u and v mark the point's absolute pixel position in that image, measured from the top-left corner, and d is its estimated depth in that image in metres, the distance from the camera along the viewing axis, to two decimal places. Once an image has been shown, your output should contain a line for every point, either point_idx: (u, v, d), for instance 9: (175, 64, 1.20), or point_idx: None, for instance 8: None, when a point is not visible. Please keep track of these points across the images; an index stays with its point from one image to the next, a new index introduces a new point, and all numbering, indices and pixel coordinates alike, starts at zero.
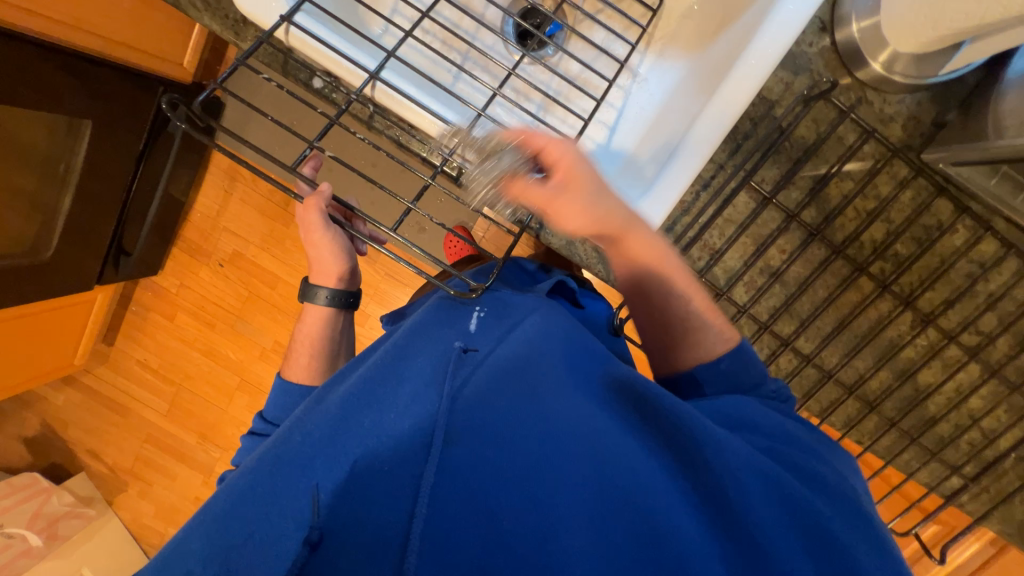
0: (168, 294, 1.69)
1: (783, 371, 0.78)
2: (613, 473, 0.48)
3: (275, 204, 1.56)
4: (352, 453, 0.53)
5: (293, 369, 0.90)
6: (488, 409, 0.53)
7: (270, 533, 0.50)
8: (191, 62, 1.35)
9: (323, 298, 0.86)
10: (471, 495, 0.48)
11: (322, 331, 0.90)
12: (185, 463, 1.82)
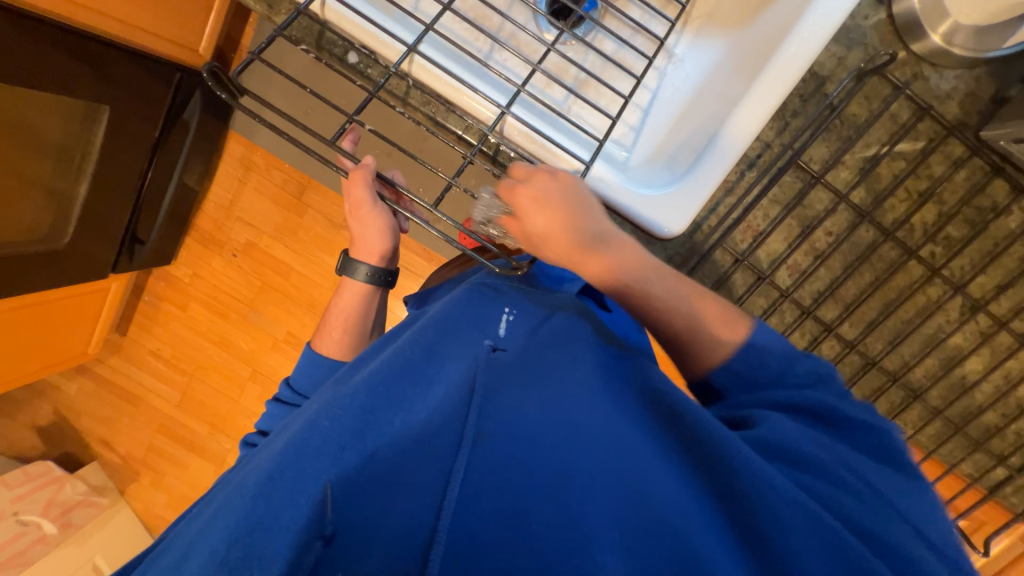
0: (181, 284, 1.69)
1: (829, 357, 0.80)
2: (655, 483, 0.43)
3: (289, 194, 1.55)
4: (361, 449, 0.48)
5: (326, 341, 0.90)
6: (520, 408, 0.49)
7: (275, 523, 0.45)
8: (207, 50, 1.33)
9: (362, 273, 0.85)
10: (499, 496, 0.43)
11: (358, 306, 0.89)
12: (196, 453, 1.82)
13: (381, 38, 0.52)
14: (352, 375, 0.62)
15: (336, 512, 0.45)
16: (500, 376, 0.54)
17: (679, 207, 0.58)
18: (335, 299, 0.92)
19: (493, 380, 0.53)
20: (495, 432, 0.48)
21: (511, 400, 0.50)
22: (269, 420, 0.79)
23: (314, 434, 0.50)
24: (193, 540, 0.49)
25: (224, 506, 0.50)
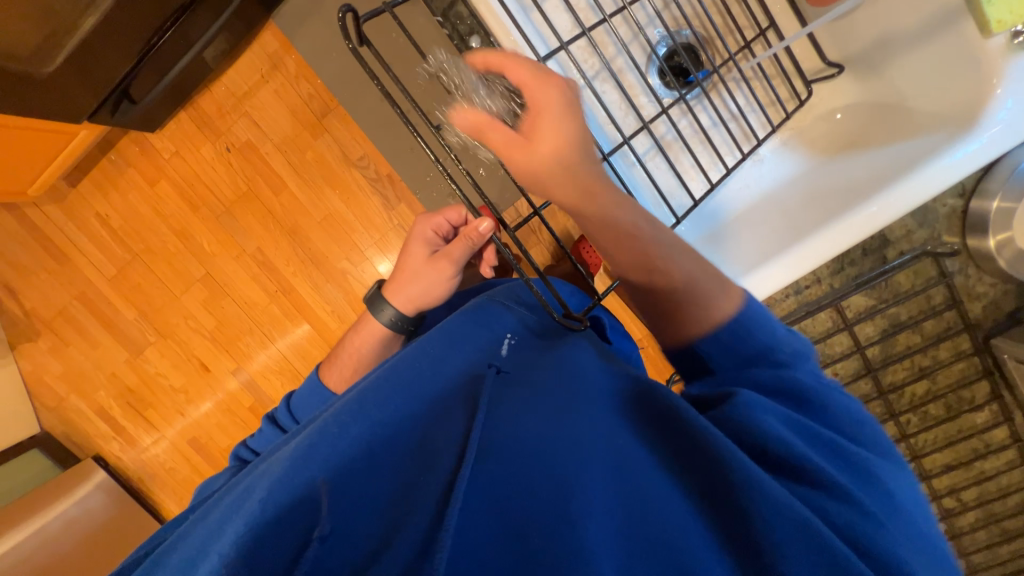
0: (156, 158, 1.53)
1: None
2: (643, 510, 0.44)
3: (309, 111, 1.44)
4: (373, 446, 0.49)
5: (335, 374, 0.87)
6: (522, 426, 0.49)
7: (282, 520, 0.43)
8: None
9: (387, 314, 0.83)
10: (500, 501, 0.43)
11: (377, 345, 0.85)
12: (112, 335, 1.69)
13: (513, 40, 0.56)
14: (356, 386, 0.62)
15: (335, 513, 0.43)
16: (499, 396, 0.53)
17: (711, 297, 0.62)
18: (351, 335, 0.89)
19: (492, 396, 0.53)
20: (499, 447, 0.47)
21: (509, 418, 0.50)
22: (260, 437, 0.82)
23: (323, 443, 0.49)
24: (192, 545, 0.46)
25: (227, 513, 0.47)
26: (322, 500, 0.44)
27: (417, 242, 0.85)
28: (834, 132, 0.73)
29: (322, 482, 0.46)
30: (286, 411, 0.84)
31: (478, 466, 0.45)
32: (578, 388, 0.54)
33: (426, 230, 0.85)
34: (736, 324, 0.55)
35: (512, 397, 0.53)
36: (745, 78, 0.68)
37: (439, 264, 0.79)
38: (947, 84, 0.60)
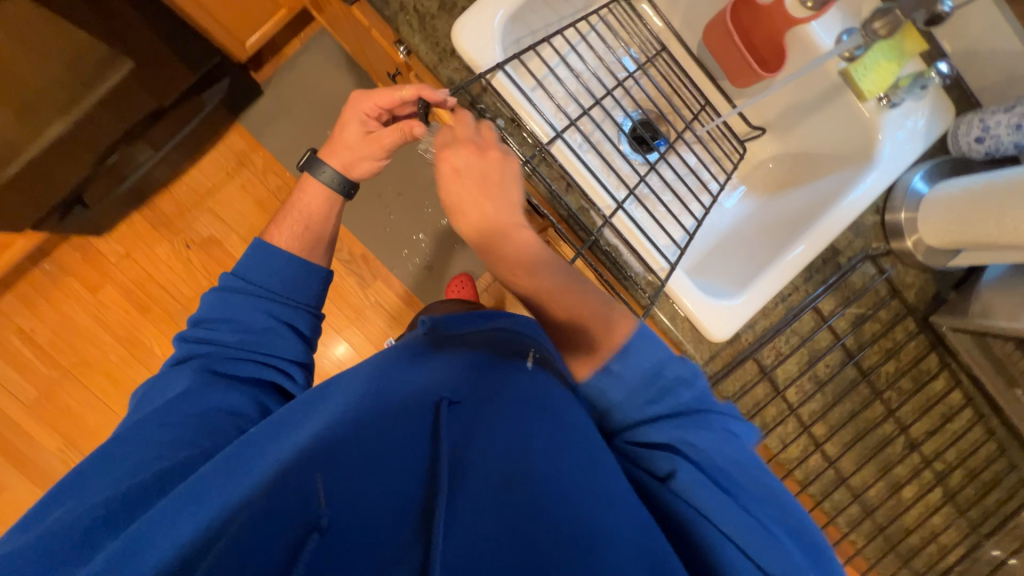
0: (100, 263, 1.43)
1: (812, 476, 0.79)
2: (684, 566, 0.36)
3: (278, 201, 1.47)
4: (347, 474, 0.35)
5: (281, 231, 0.69)
6: (547, 462, 0.38)
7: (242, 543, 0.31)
8: (254, 45, 1.30)
9: (324, 175, 0.69)
10: (518, 521, 0.34)
11: (328, 214, 0.71)
12: (27, 471, 1.42)
13: (532, 116, 0.62)
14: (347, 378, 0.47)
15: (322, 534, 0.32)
16: (513, 419, 0.41)
17: (725, 317, 0.67)
18: (295, 195, 0.71)
19: (505, 419, 0.41)
20: (527, 481, 0.37)
21: (531, 448, 0.39)
22: (213, 307, 0.61)
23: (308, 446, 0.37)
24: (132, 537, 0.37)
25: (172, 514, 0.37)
26: (316, 491, 0.33)
27: (355, 121, 0.65)
28: (774, 174, 0.89)
29: (311, 489, 0.34)
30: (240, 278, 0.63)
31: (493, 509, 0.35)
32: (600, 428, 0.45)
33: (367, 107, 0.63)
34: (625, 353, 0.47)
35: (533, 423, 0.41)
36: (694, 142, 0.85)
37: (378, 146, 0.65)
38: (849, 133, 0.76)
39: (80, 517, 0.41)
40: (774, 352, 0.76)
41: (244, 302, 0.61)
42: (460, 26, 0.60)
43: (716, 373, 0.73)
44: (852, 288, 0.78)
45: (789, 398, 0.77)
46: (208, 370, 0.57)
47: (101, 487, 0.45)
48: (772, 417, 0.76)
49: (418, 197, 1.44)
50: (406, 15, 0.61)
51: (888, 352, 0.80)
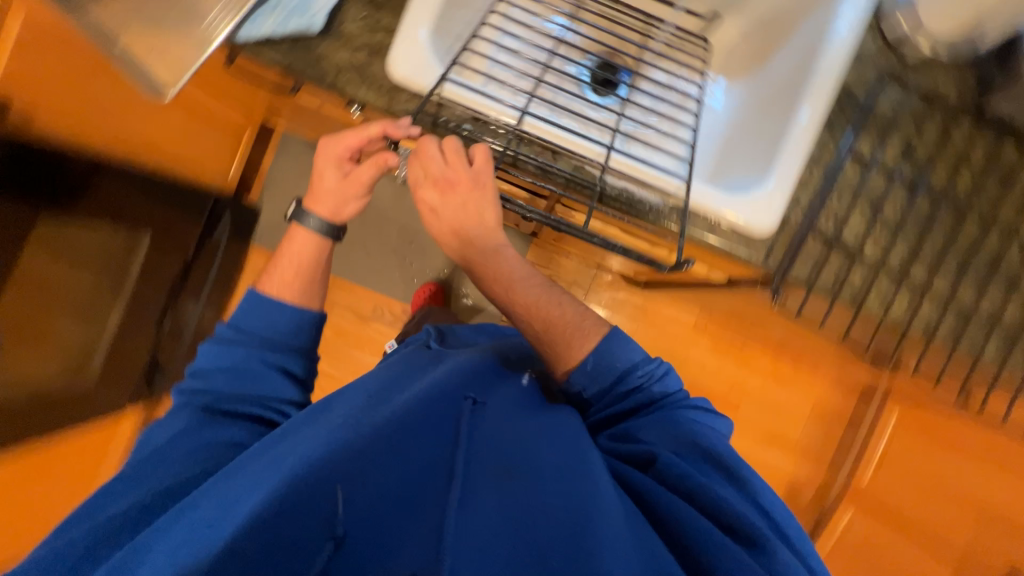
0: None
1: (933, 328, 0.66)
2: (608, 511, 0.49)
3: None
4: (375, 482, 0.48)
5: (272, 283, 0.69)
6: (530, 455, 0.53)
7: (291, 533, 0.44)
8: (235, 175, 1.38)
9: (312, 224, 0.69)
10: (513, 515, 0.47)
11: (322, 262, 0.71)
12: None
13: (493, 108, 0.62)
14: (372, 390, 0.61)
15: (353, 518, 0.46)
16: (513, 437, 0.55)
17: (764, 207, 0.63)
18: (284, 246, 0.71)
19: (499, 431, 0.56)
20: (516, 470, 0.51)
21: (526, 450, 0.54)
22: (211, 356, 0.65)
23: (349, 444, 0.50)
24: (162, 528, 0.48)
25: (220, 490, 0.50)
26: (338, 503, 0.46)
27: (329, 164, 0.66)
28: (748, 47, 0.84)
29: (343, 489, 0.47)
30: (235, 327, 0.67)
31: (490, 492, 0.49)
32: (574, 429, 0.60)
33: (340, 152, 0.65)
34: (597, 355, 0.63)
35: (528, 436, 0.56)
36: (656, 58, 0.82)
37: (358, 185, 0.67)
38: None
39: (106, 522, 0.52)
40: (829, 215, 0.66)
41: (238, 351, 0.65)
42: (393, 61, 0.60)
43: (779, 261, 0.64)
44: (879, 121, 0.70)
45: (870, 255, 0.66)
46: (204, 407, 0.62)
47: (123, 491, 0.55)
48: (859, 286, 0.65)
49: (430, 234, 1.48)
50: (344, 76, 0.61)
51: (952, 167, 0.70)
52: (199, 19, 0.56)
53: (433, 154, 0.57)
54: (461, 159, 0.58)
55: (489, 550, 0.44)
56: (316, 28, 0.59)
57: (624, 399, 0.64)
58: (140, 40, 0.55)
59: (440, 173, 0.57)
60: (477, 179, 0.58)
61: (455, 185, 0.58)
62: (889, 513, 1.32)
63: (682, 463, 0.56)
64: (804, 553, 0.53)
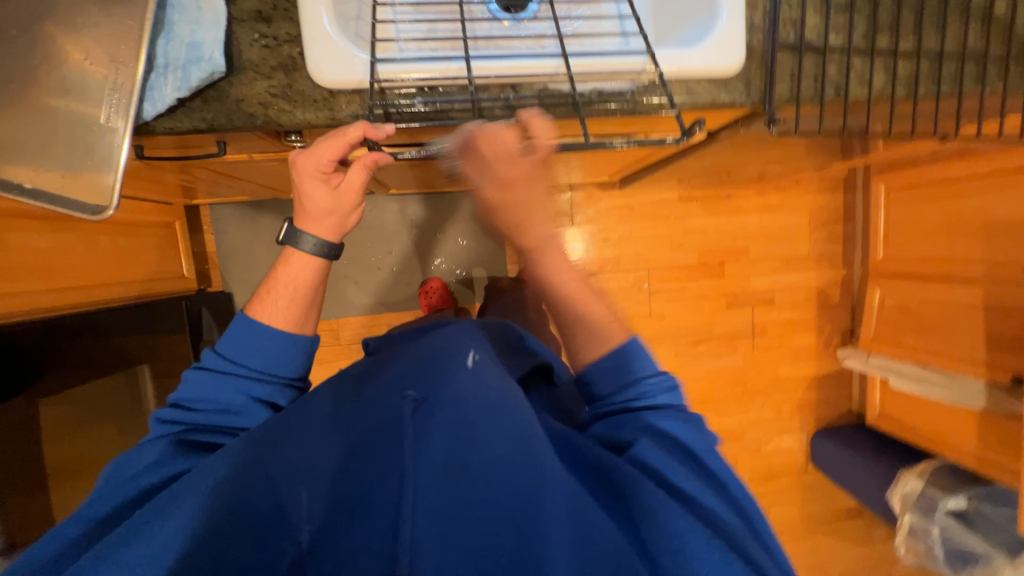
0: None
1: (929, 80, 0.65)
2: (558, 496, 0.50)
3: (327, 347, 1.46)
4: (342, 501, 0.52)
5: (266, 309, 0.62)
6: (477, 451, 0.53)
7: (246, 532, 0.48)
8: (189, 271, 1.29)
9: (309, 245, 0.61)
10: (459, 508, 0.50)
11: (320, 285, 0.64)
12: None
13: (435, 71, 0.58)
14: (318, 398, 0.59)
15: (313, 526, 0.50)
16: (454, 415, 0.55)
17: (732, 44, 0.61)
18: (278, 269, 0.63)
19: (449, 420, 0.55)
20: (464, 468, 0.52)
21: (472, 441, 0.53)
22: (196, 387, 0.60)
23: (290, 455, 0.53)
24: (121, 539, 0.47)
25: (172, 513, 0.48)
26: (293, 515, 0.50)
27: (319, 181, 0.58)
28: None
29: (297, 499, 0.51)
30: (223, 356, 0.61)
31: (438, 492, 0.51)
32: (530, 405, 0.57)
33: (317, 163, 0.56)
34: (614, 355, 0.60)
35: (469, 414, 0.55)
36: None
37: (351, 195, 0.60)
38: None
39: (67, 549, 0.51)
40: (789, 24, 0.63)
41: (229, 383, 0.60)
42: (315, 68, 0.55)
43: (761, 89, 0.64)
44: None
45: (837, 45, 0.64)
46: (175, 444, 0.58)
47: (76, 517, 0.53)
48: (840, 79, 0.64)
49: (404, 234, 1.44)
50: (275, 108, 0.56)
51: None
52: (95, 132, 0.54)
53: (491, 150, 0.53)
54: (513, 151, 0.54)
55: (451, 556, 0.48)
56: (222, 70, 0.53)
57: (619, 388, 0.60)
58: (49, 178, 0.54)
59: (495, 170, 0.54)
60: (528, 168, 0.55)
61: (512, 179, 0.56)
62: (905, 273, 1.45)
63: (666, 456, 0.53)
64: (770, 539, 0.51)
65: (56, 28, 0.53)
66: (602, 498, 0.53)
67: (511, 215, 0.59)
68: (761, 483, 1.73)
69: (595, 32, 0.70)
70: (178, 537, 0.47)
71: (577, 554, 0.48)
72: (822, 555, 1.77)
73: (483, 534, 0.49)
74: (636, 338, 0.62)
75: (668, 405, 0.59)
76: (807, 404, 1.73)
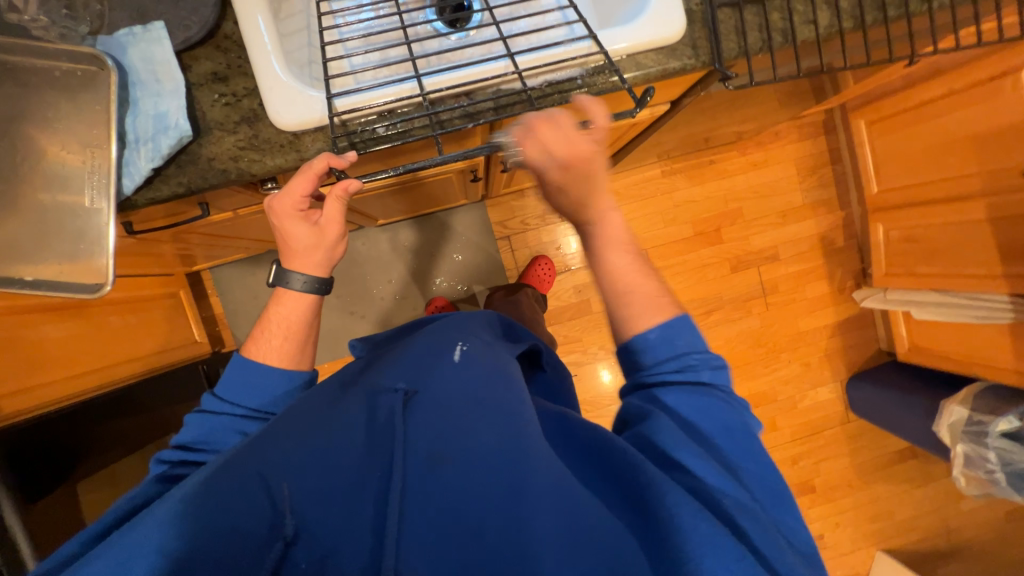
0: None
1: (874, 5, 0.65)
2: (543, 482, 0.48)
3: None
4: (331, 491, 0.50)
5: (259, 350, 0.64)
6: (461, 439, 0.53)
7: (231, 527, 0.46)
8: (200, 334, 1.32)
9: (298, 282, 0.63)
10: (452, 489, 0.50)
11: (311, 321, 0.66)
12: None
13: (388, 94, 0.59)
14: (309, 404, 0.59)
15: (300, 516, 0.48)
16: (441, 403, 0.57)
17: (670, 11, 0.62)
18: (271, 308, 0.66)
19: (437, 411, 0.56)
20: (450, 455, 0.52)
21: (456, 430, 0.54)
22: (195, 430, 0.61)
23: (281, 451, 0.52)
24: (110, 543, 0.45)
25: (151, 515, 0.46)
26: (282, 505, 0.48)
27: (297, 217, 0.61)
28: None
29: (283, 492, 0.49)
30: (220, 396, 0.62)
31: (421, 477, 0.51)
32: (516, 392, 0.59)
33: (292, 200, 0.59)
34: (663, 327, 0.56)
35: (454, 406, 0.57)
36: None
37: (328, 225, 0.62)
38: None
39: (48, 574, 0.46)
40: None
41: (226, 423, 0.61)
42: (275, 114, 0.57)
43: (709, 49, 0.64)
44: None
45: None
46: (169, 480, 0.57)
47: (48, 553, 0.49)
48: (785, 25, 0.64)
49: (400, 261, 1.47)
50: (246, 160, 0.58)
51: None
52: (83, 216, 0.57)
53: (551, 138, 0.54)
54: (579, 135, 0.55)
55: (432, 543, 0.47)
56: (190, 134, 0.55)
57: (666, 359, 0.56)
58: (48, 268, 0.57)
59: (560, 152, 0.54)
60: (591, 148, 0.55)
61: (575, 158, 0.55)
62: (903, 203, 1.43)
63: (677, 434, 0.50)
64: (770, 512, 0.49)
65: (29, 125, 0.55)
66: (588, 483, 0.51)
67: (575, 196, 0.57)
68: (804, 440, 1.69)
69: (538, 27, 0.72)
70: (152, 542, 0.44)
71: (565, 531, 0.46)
72: (883, 503, 1.71)
73: (478, 515, 0.48)
74: (687, 314, 0.58)
75: (710, 380, 0.55)
76: (834, 353, 1.69)
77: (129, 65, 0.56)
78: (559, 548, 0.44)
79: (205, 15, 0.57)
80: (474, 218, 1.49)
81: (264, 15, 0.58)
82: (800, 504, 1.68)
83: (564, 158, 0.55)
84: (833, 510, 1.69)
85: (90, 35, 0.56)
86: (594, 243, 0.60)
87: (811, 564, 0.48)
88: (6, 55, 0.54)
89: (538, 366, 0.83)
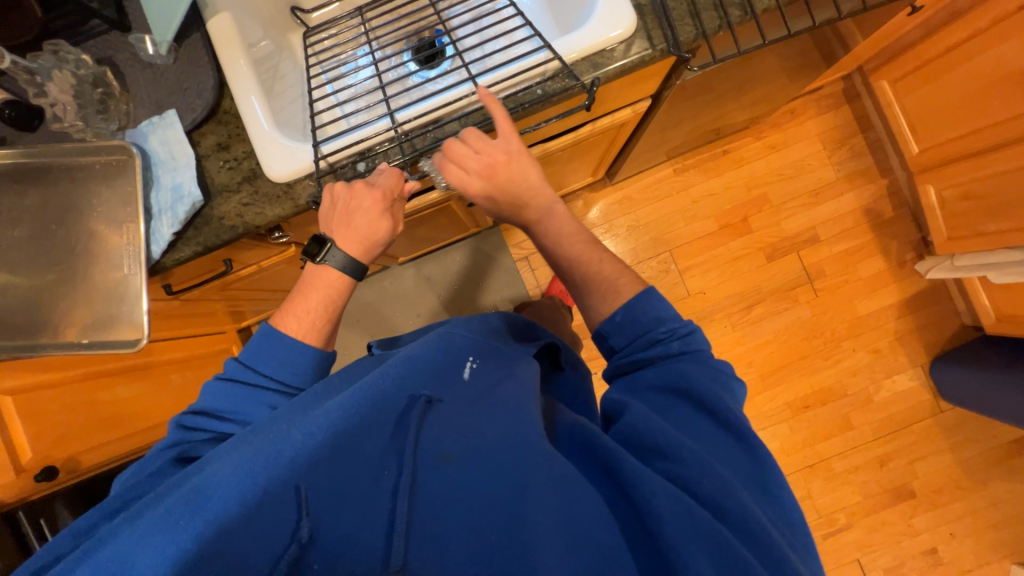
0: None
1: None
2: (548, 480, 0.46)
3: None
4: (342, 491, 0.46)
5: (291, 319, 0.62)
6: (475, 437, 0.50)
7: (239, 523, 0.43)
8: None
9: (335, 257, 0.60)
10: (463, 491, 0.46)
11: (345, 301, 0.64)
12: None
13: (367, 132, 0.64)
14: (314, 394, 0.57)
15: (314, 517, 0.44)
16: (457, 407, 0.54)
17: (618, 13, 0.64)
18: (298, 296, 0.63)
19: (454, 413, 0.53)
20: (460, 454, 0.48)
21: (469, 431, 0.51)
22: (219, 397, 0.58)
23: (294, 449, 0.48)
24: (125, 524, 0.46)
25: (163, 508, 0.45)
26: (292, 501, 0.44)
27: (365, 197, 0.59)
28: None
29: (302, 487, 0.45)
30: (211, 393, 0.58)
31: (432, 478, 0.47)
32: (523, 398, 0.56)
33: (348, 200, 0.60)
34: (624, 306, 0.58)
35: (469, 411, 0.53)
36: None
37: (382, 222, 0.60)
38: None
39: (49, 563, 0.46)
40: None
41: (248, 393, 0.58)
42: (269, 169, 0.64)
43: (664, 37, 0.64)
44: None
45: None
46: (180, 459, 0.55)
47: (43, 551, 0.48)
48: None
49: (428, 293, 1.52)
50: (249, 214, 0.65)
51: None
52: (123, 283, 0.66)
53: (462, 151, 0.58)
54: (485, 142, 0.58)
55: (447, 543, 0.43)
56: (200, 199, 0.63)
57: (635, 339, 0.57)
58: (97, 331, 0.66)
59: (475, 164, 0.58)
60: (505, 150, 0.58)
61: (492, 165, 0.58)
62: (949, 159, 1.30)
63: (655, 420, 0.49)
64: (771, 496, 0.46)
65: (75, 212, 0.66)
66: (598, 481, 0.48)
67: (507, 201, 0.60)
68: (890, 438, 1.49)
69: (504, 49, 0.75)
70: (158, 545, 0.42)
71: (576, 534, 0.43)
72: (1006, 506, 1.45)
73: (490, 514, 0.45)
74: (652, 288, 0.59)
75: (681, 351, 0.54)
76: (905, 335, 1.52)
77: (151, 149, 0.66)
78: (561, 549, 0.41)
79: (207, 97, 0.67)
80: (491, 242, 1.52)
81: (255, 88, 0.67)
82: (899, 512, 1.46)
83: (483, 168, 0.58)
84: (943, 517, 1.46)
85: (119, 130, 0.68)
86: (545, 240, 0.63)
87: (810, 551, 0.45)
88: (60, 157, 0.65)
89: (558, 366, 0.81)
